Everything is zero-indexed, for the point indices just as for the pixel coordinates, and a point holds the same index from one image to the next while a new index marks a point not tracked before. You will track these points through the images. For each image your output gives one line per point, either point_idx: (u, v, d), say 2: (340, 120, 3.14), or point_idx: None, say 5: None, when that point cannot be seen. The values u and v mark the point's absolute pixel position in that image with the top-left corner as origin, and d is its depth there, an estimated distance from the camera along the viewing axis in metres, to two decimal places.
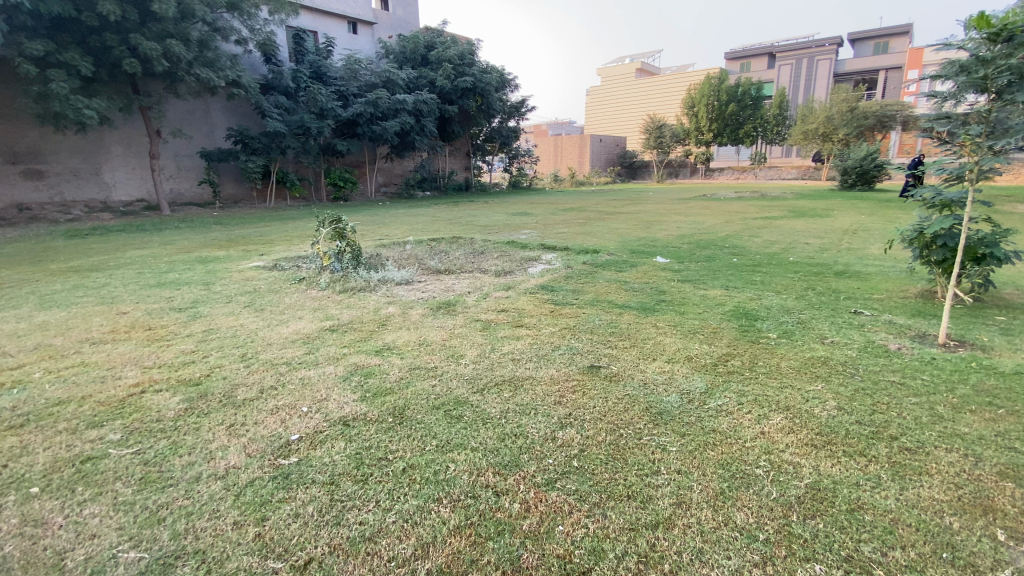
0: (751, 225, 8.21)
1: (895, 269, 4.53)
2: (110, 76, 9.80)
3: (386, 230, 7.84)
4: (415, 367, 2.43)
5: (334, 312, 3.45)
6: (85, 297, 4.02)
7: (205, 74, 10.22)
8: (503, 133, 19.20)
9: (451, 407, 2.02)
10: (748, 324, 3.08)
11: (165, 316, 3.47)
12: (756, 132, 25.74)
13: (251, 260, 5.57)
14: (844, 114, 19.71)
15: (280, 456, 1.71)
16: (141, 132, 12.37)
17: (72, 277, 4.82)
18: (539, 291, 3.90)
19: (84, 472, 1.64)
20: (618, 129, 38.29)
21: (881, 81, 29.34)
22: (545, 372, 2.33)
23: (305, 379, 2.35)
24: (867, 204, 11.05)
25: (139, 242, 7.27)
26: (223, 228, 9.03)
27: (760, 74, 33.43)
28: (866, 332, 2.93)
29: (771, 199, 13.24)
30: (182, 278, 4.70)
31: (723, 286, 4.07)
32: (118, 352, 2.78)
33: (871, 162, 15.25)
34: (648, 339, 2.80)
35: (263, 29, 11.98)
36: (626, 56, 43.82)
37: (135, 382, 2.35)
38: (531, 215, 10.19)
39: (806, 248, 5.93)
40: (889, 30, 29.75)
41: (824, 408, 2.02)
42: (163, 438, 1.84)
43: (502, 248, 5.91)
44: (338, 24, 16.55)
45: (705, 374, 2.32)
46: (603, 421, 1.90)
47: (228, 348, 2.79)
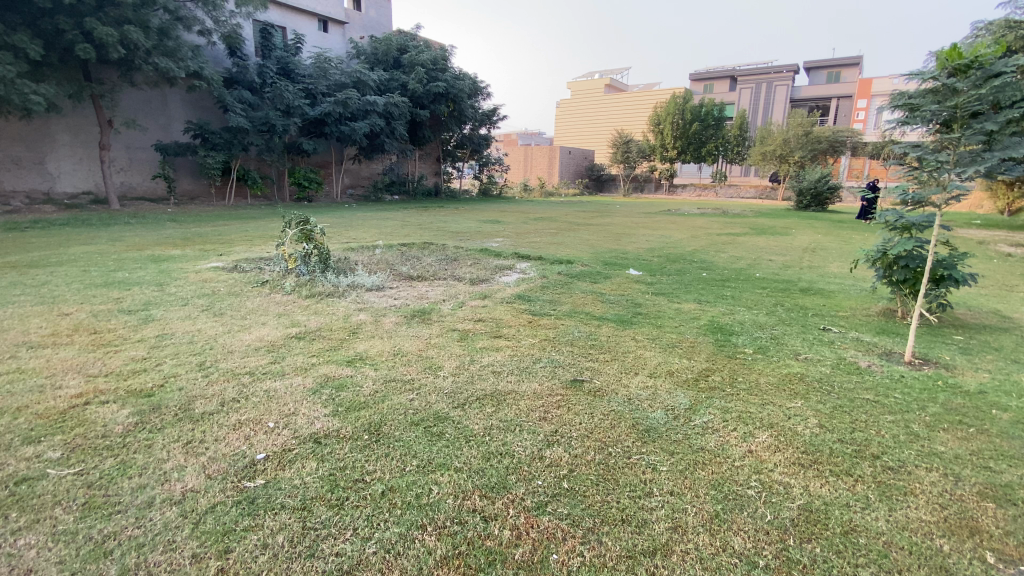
0: (716, 241, 8.42)
1: (856, 287, 4.71)
2: (60, 61, 9.21)
3: (354, 233, 7.63)
4: (391, 379, 2.31)
5: (301, 318, 3.27)
6: (21, 295, 3.69)
7: (165, 64, 9.74)
8: (474, 140, 19.14)
9: (431, 423, 1.91)
10: (724, 338, 3.10)
11: (114, 318, 3.20)
12: (717, 151, 26.69)
13: (209, 260, 5.28)
14: (800, 138, 20.66)
15: (245, 478, 1.56)
16: (91, 121, 11.64)
17: (8, 273, 4.43)
18: (516, 300, 3.85)
19: (18, 496, 1.44)
20: (586, 142, 38.94)
21: (833, 108, 31.05)
22: (527, 387, 2.25)
23: (270, 391, 2.19)
24: (821, 224, 11.57)
25: (83, 238, 6.80)
26: (178, 226, 8.56)
27: (723, 95, 34.75)
28: (837, 349, 2.99)
29: (733, 217, 13.68)
30: (132, 277, 4.38)
31: (696, 300, 4.12)
32: (59, 357, 2.53)
33: (825, 184, 16.02)
34: (629, 353, 2.76)
35: (228, 21, 11.55)
36: (595, 71, 44.64)
37: (78, 393, 2.12)
38: (502, 223, 10.16)
39: (770, 264, 6.11)
40: (841, 61, 31.56)
41: (807, 426, 2.02)
42: (110, 457, 1.66)
43: (475, 256, 5.82)
44: (308, 21, 16.15)
45: (688, 390, 2.30)
46: (591, 438, 1.84)
47: (184, 355, 2.58)
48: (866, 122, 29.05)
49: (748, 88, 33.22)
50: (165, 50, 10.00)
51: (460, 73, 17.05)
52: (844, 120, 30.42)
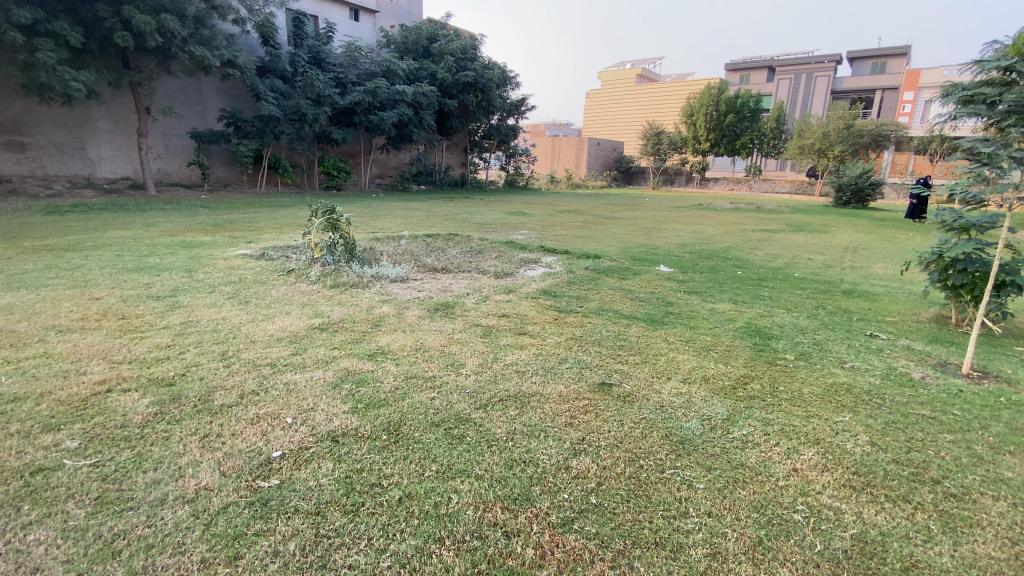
0: (750, 237, 8.12)
1: (905, 291, 4.43)
2: (100, 49, 9.43)
3: (380, 223, 7.64)
4: (412, 375, 2.23)
5: (324, 309, 3.23)
6: (55, 279, 3.75)
7: (199, 53, 9.90)
8: (502, 131, 19.02)
9: (451, 424, 1.82)
10: (763, 343, 2.93)
11: (142, 304, 3.23)
12: (752, 144, 25.84)
13: (238, 247, 5.32)
14: (841, 131, 19.79)
15: (260, 477, 1.51)
16: (130, 108, 11.95)
17: (46, 256, 4.54)
18: (541, 296, 3.74)
19: (32, 487, 1.42)
20: (616, 133, 38.25)
21: (876, 100, 29.71)
22: (553, 389, 2.14)
23: (290, 384, 2.14)
24: (862, 222, 11.05)
25: (119, 223, 6.95)
26: (210, 212, 8.72)
27: (760, 87, 33.61)
28: (886, 358, 2.79)
29: (768, 212, 13.20)
30: (163, 263, 4.44)
31: (732, 300, 3.93)
32: (86, 342, 2.55)
33: (866, 180, 15.33)
34: (660, 355, 2.63)
35: (262, 10, 11.66)
36: (626, 61, 43.76)
37: (100, 379, 2.12)
38: (528, 215, 10.03)
39: (810, 263, 5.82)
40: (887, 51, 30.11)
41: (857, 444, 1.87)
42: (127, 449, 1.63)
43: (499, 249, 5.72)
44: (340, 10, 16.18)
45: (724, 399, 2.16)
46: (621, 449, 1.72)
47: (208, 343, 2.57)
48: (912, 115, 27.69)
49: (787, 79, 32.04)
50: (200, 39, 10.16)
51: (489, 62, 16.88)
52: (888, 113, 29.06)
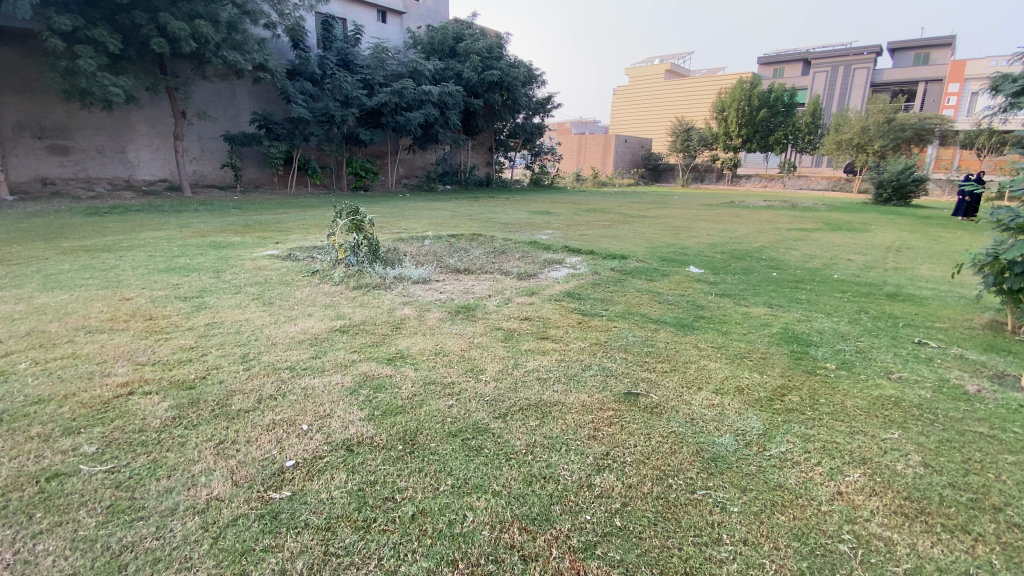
0: (785, 236, 7.82)
1: (955, 294, 4.16)
2: (137, 55, 9.75)
3: (405, 223, 7.65)
4: (430, 382, 2.16)
5: (346, 311, 3.20)
6: (90, 279, 3.86)
7: (232, 57, 10.13)
8: (527, 129, 18.92)
9: (469, 435, 1.75)
10: (801, 350, 2.76)
11: (169, 305, 3.27)
12: (786, 139, 25.03)
13: (266, 248, 5.39)
14: (881, 125, 18.98)
15: (272, 488, 1.47)
16: (166, 112, 12.34)
17: (82, 257, 4.68)
18: (565, 298, 3.64)
19: (47, 494, 1.42)
20: (644, 130, 37.64)
21: (919, 93, 28.41)
22: (576, 398, 2.05)
23: (308, 389, 2.09)
24: (904, 220, 10.54)
25: (154, 223, 7.17)
26: (241, 213, 8.90)
27: (794, 80, 32.54)
28: (937, 368, 2.59)
29: (803, 210, 12.74)
30: (193, 263, 4.53)
31: (766, 303, 3.75)
32: (113, 343, 2.59)
33: (909, 176, 14.64)
34: (690, 363, 2.50)
35: (292, 14, 11.86)
36: (654, 57, 43.10)
37: (123, 382, 2.14)
38: (553, 214, 9.92)
39: (849, 264, 5.55)
40: (931, 40, 28.75)
41: (908, 465, 1.72)
42: (142, 455, 1.62)
43: (523, 249, 5.64)
44: (368, 12, 16.34)
45: (760, 411, 2.03)
46: (648, 466, 1.62)
47: (229, 345, 2.57)
48: (958, 107, 26.40)
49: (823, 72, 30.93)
50: (233, 43, 10.38)
51: (515, 61, 16.81)
52: (932, 106, 27.74)
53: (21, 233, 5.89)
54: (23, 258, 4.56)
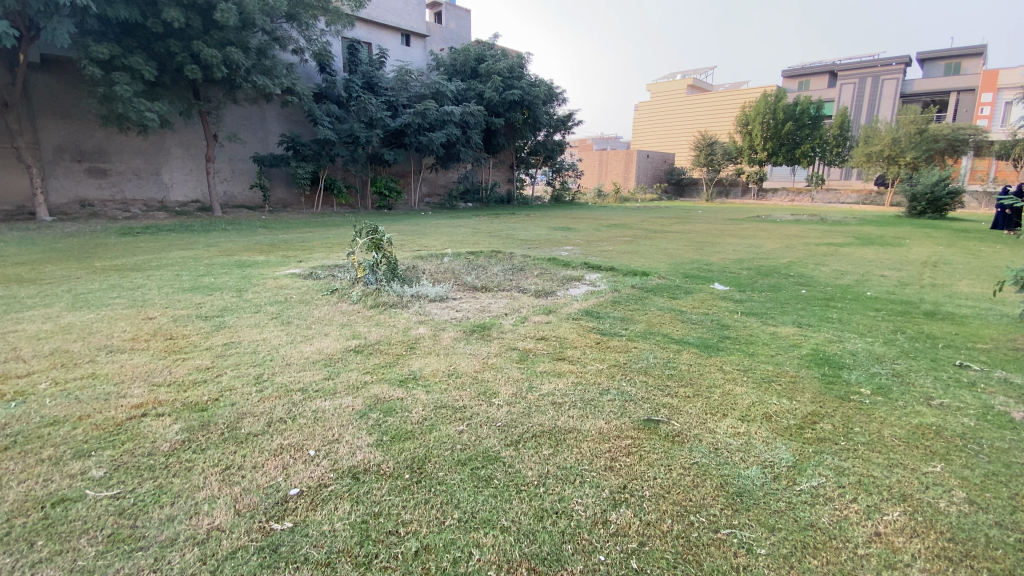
0: (813, 251, 7.59)
1: (997, 312, 3.93)
2: (172, 81, 10.18)
3: (426, 241, 7.70)
4: (441, 406, 2.10)
5: (362, 330, 3.19)
6: (116, 298, 3.95)
7: (261, 81, 10.48)
8: (548, 146, 19.05)
9: (479, 464, 1.68)
10: (832, 374, 2.61)
11: (190, 324, 3.31)
12: (813, 152, 24.56)
13: (289, 266, 5.48)
14: (913, 136, 18.48)
15: (274, 518, 1.42)
16: (199, 135, 12.82)
17: (112, 276, 4.82)
18: (583, 317, 3.56)
19: (50, 520, 1.41)
20: (666, 145, 37.47)
21: (952, 102, 27.63)
22: (592, 425, 1.96)
23: (319, 412, 2.05)
24: (942, 234, 10.13)
25: (184, 243, 7.38)
26: (267, 232, 9.12)
27: (820, 93, 32.03)
28: (981, 394, 2.40)
29: (832, 224, 12.39)
30: (217, 282, 4.62)
31: (795, 323, 3.59)
32: (131, 363, 2.62)
33: (944, 188, 14.14)
34: (715, 388, 2.38)
35: (318, 39, 12.23)
36: (676, 72, 43.01)
37: (138, 403, 2.15)
38: (573, 231, 9.86)
39: (883, 281, 5.33)
40: (961, 50, 27.98)
41: (952, 503, 1.57)
42: (149, 480, 1.61)
43: (542, 266, 5.59)
44: (392, 36, 16.77)
45: (790, 441, 1.91)
46: (667, 500, 1.52)
47: (244, 366, 2.56)
48: (993, 117, 25.58)
49: (850, 84, 30.38)
50: (262, 69, 10.74)
51: (535, 80, 17.01)
52: (966, 116, 26.90)
53: (58, 253, 6.12)
54: (57, 277, 4.72)
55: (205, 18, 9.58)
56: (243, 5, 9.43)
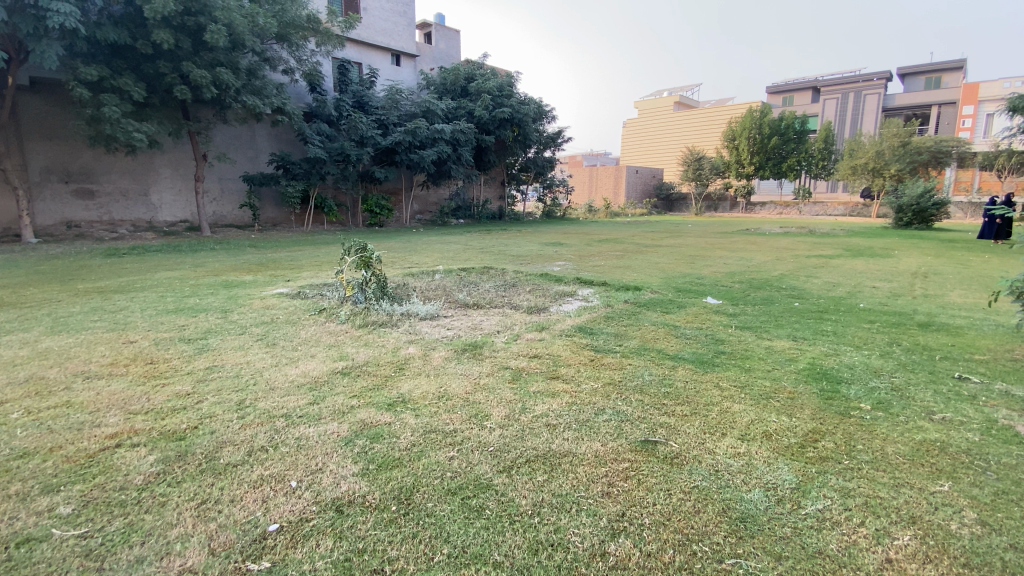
0: (805, 264, 7.62)
1: (991, 323, 3.92)
2: (161, 102, 10.17)
3: (416, 258, 7.64)
4: (431, 431, 2.02)
5: (350, 351, 3.10)
6: (97, 322, 3.84)
7: (251, 101, 10.47)
8: (539, 163, 19.20)
9: (470, 493, 1.60)
10: (832, 389, 2.56)
11: (172, 348, 3.21)
12: (800, 165, 24.97)
13: (276, 286, 5.39)
14: (896, 149, 18.83)
15: (251, 558, 1.33)
16: (188, 154, 12.76)
17: (94, 299, 4.71)
18: (576, 333, 3.50)
19: (12, 564, 1.32)
20: (655, 160, 37.92)
21: (933, 116, 28.26)
22: (587, 448, 1.89)
23: (302, 440, 1.96)
24: (929, 244, 10.24)
25: (170, 264, 7.26)
26: (256, 251, 9.02)
27: (804, 108, 32.67)
28: (982, 407, 2.36)
29: (821, 236, 12.50)
30: (202, 303, 4.52)
31: (790, 336, 3.56)
32: (109, 390, 2.52)
33: (929, 200, 14.35)
34: (712, 406, 2.32)
35: (309, 59, 12.28)
36: (663, 90, 43.76)
37: (113, 433, 2.05)
38: (565, 246, 9.86)
39: (875, 292, 5.33)
40: (940, 65, 28.68)
41: (963, 524, 1.51)
42: (119, 517, 1.51)
43: (534, 282, 5.55)
44: (382, 56, 16.91)
45: (791, 461, 1.85)
46: (669, 528, 1.45)
47: (226, 392, 2.46)
48: (973, 129, 26.20)
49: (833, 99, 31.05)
50: (252, 89, 10.75)
51: (525, 98, 17.19)
52: (948, 129, 27.51)
53: (40, 275, 5.99)
54: (37, 301, 4.60)
55: (195, 39, 9.59)
56: (233, 27, 9.46)
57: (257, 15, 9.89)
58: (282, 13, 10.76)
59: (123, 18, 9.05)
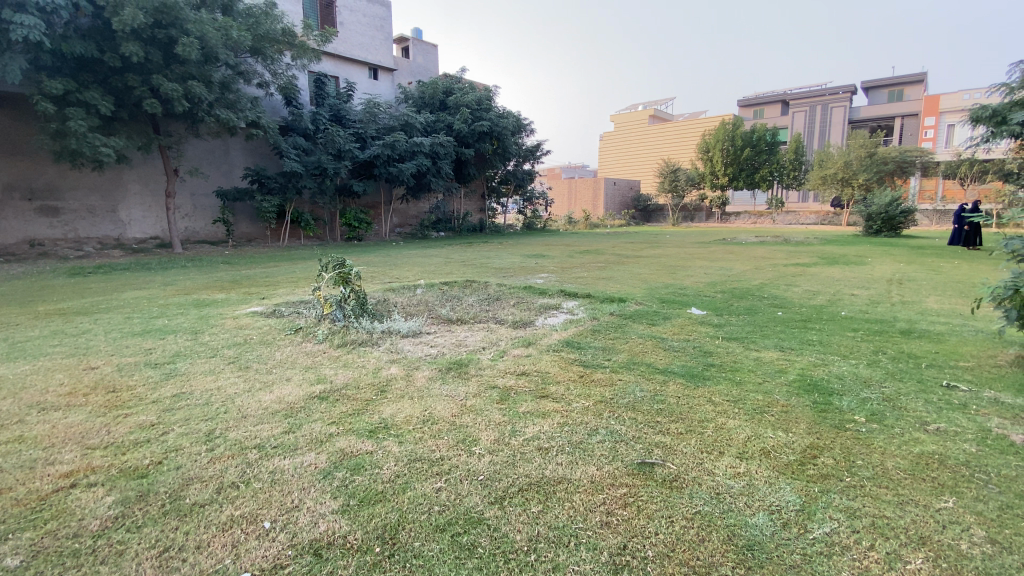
0: (783, 272, 7.72)
1: (971, 328, 3.97)
2: (130, 116, 9.88)
3: (397, 272, 7.50)
4: (416, 459, 1.90)
5: (327, 373, 2.95)
6: (57, 346, 3.62)
7: (225, 115, 10.25)
8: (518, 176, 19.27)
9: (461, 529, 1.49)
10: (824, 401, 2.52)
11: (137, 373, 3.01)
12: (772, 176, 25.62)
13: (251, 304, 5.21)
14: (863, 160, 19.45)
15: None
16: (159, 169, 12.41)
17: (55, 321, 4.46)
18: (563, 348, 3.42)
19: None
20: (632, 172, 38.48)
21: (896, 128, 29.38)
22: (583, 473, 1.79)
23: (277, 474, 1.82)
24: (900, 251, 10.52)
25: (139, 282, 6.98)
26: (230, 268, 8.76)
27: (775, 120, 33.64)
28: (975, 416, 2.34)
29: (796, 245, 12.74)
30: (171, 324, 4.31)
31: (777, 347, 3.54)
32: (66, 422, 2.33)
33: (897, 208, 14.82)
34: (706, 422, 2.25)
35: (284, 73, 12.13)
36: (638, 104, 44.59)
37: (67, 471, 1.88)
38: (546, 258, 9.84)
39: (854, 299, 5.40)
40: (902, 79, 29.85)
41: (973, 544, 1.46)
42: (71, 570, 1.36)
43: (518, 295, 5.48)
44: (359, 70, 16.83)
45: (793, 480, 1.78)
46: (675, 563, 1.36)
47: (195, 422, 2.29)
48: (935, 140, 27.27)
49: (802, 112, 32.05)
50: (226, 102, 10.52)
51: (504, 111, 17.27)
52: (911, 140, 28.59)
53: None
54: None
55: (165, 52, 9.35)
56: (205, 40, 9.27)
57: (231, 27, 9.71)
58: (256, 27, 10.59)
59: (90, 31, 8.80)
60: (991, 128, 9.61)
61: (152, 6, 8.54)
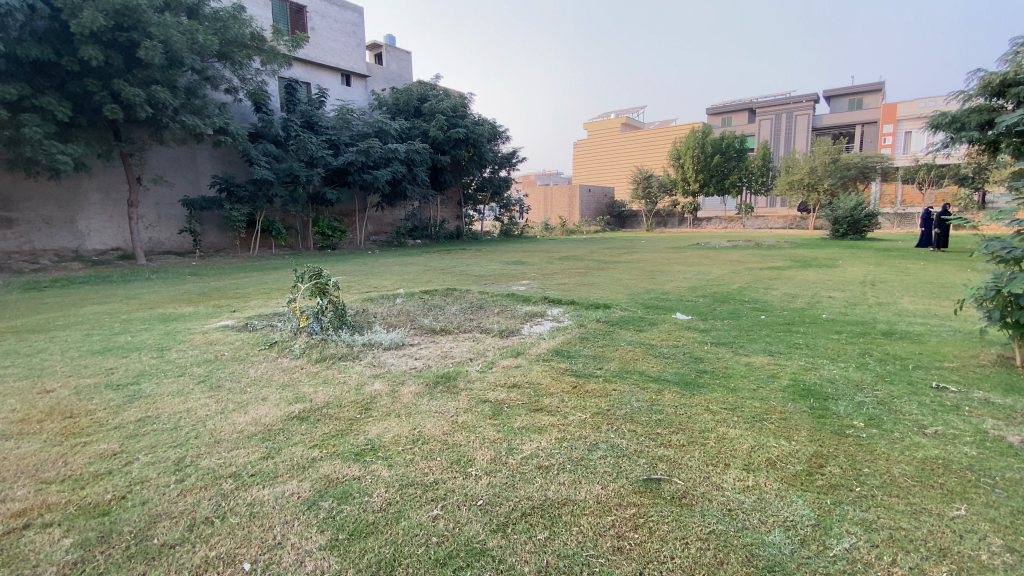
0: (760, 276, 7.82)
1: (949, 329, 4.05)
2: (89, 121, 9.43)
3: (373, 281, 7.30)
4: (407, 485, 1.76)
5: (306, 391, 2.78)
6: (9, 368, 3.35)
7: (192, 121, 9.88)
8: (495, 183, 19.21)
9: (463, 563, 1.37)
10: (822, 406, 2.49)
11: (97, 396, 2.78)
12: (741, 182, 26.27)
13: (220, 318, 4.95)
14: (827, 165, 20.08)
15: None
16: (120, 177, 11.88)
17: (5, 341, 4.14)
18: (553, 357, 3.33)
19: None
20: (607, 179, 38.90)
21: (857, 135, 30.54)
22: (587, 493, 1.69)
23: (257, 506, 1.66)
24: (867, 253, 10.81)
25: (98, 296, 6.60)
26: (198, 279, 8.41)
27: (742, 128, 34.56)
28: (968, 418, 2.35)
29: (768, 249, 13.01)
30: (134, 341, 4.05)
31: (766, 351, 3.52)
32: (16, 453, 2.11)
33: (862, 211, 15.31)
34: (708, 433, 2.18)
35: (253, 78, 11.82)
36: (610, 112, 45.22)
37: (18, 510, 1.68)
38: (525, 264, 9.76)
39: (832, 302, 5.48)
40: (861, 88, 31.05)
41: (993, 553, 1.42)
42: None
43: (501, 302, 5.38)
44: (331, 76, 16.55)
45: (804, 492, 1.72)
46: None
47: (162, 449, 2.11)
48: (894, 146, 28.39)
49: (768, 119, 33.04)
50: (191, 108, 10.15)
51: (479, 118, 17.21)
52: (871, 147, 29.74)
53: None
54: None
55: (127, 56, 8.96)
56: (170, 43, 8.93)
57: (197, 31, 9.37)
58: (223, 31, 10.29)
59: (46, 34, 8.38)
60: (951, 133, 10.01)
61: (112, 9, 8.17)
